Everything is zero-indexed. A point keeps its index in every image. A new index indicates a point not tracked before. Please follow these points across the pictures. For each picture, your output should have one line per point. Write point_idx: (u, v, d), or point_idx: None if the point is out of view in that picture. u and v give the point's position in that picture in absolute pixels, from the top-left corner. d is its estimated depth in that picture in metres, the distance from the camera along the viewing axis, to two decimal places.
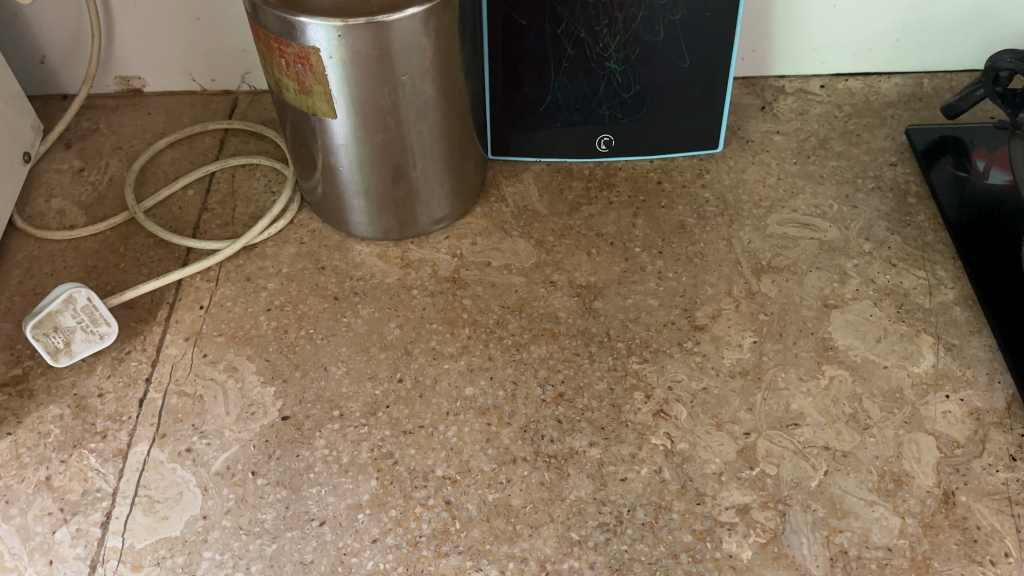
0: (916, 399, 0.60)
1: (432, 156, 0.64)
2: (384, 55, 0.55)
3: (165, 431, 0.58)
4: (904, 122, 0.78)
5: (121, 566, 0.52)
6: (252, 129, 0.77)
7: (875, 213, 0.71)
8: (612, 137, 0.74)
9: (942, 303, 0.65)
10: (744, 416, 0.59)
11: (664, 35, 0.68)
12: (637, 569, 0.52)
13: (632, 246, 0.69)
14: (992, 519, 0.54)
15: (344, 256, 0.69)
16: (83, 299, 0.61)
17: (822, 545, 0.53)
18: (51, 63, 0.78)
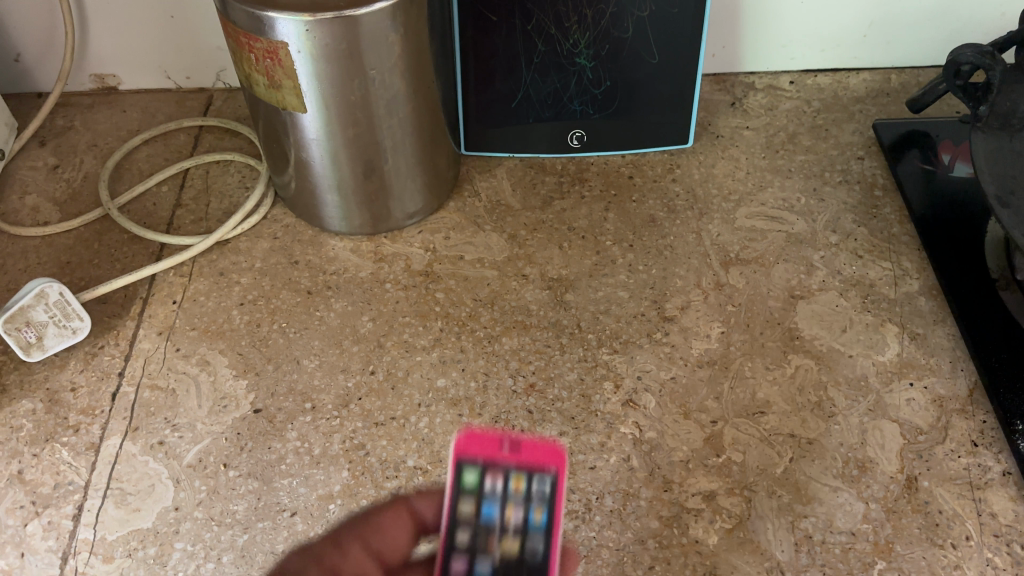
0: (881, 387, 0.61)
1: (404, 151, 0.65)
2: (353, 50, 0.55)
3: (137, 424, 0.58)
4: (872, 117, 0.79)
5: (92, 558, 0.52)
6: (227, 126, 0.78)
7: (842, 206, 0.73)
8: (583, 133, 0.75)
9: (907, 293, 0.66)
10: (712, 404, 0.60)
11: (633, 31, 0.69)
12: (605, 555, 0.53)
13: (604, 239, 0.70)
14: (953, 503, 0.55)
15: (318, 251, 0.69)
16: (56, 294, 0.61)
17: (787, 530, 0.54)
18: (25, 62, 0.78)
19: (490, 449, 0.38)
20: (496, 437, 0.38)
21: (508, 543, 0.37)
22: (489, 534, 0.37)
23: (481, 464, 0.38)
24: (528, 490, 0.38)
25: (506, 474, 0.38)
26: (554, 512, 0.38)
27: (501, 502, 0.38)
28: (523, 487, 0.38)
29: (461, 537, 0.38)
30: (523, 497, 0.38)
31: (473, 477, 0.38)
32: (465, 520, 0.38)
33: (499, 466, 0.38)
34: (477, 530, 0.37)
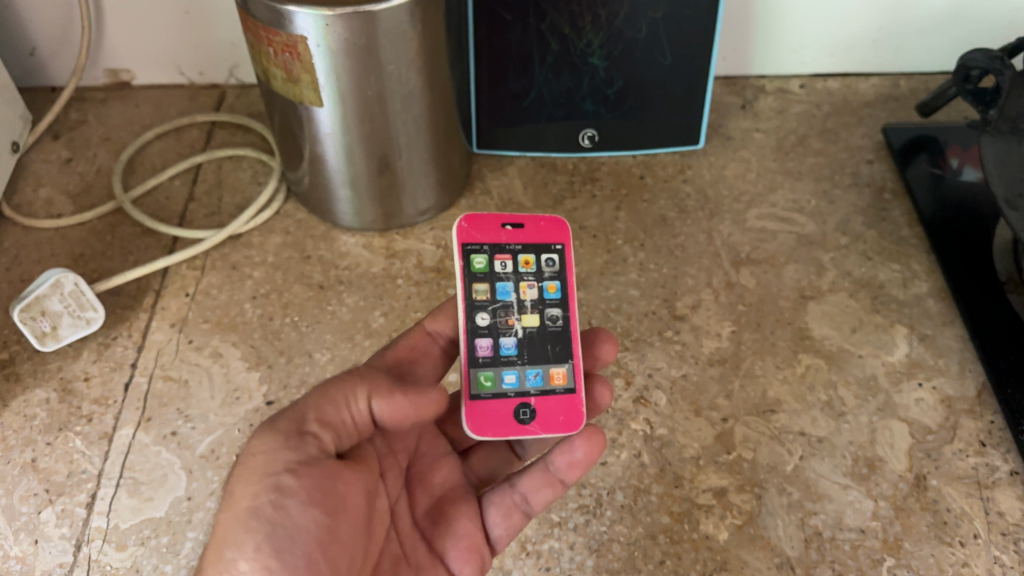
0: (890, 387, 0.61)
1: (418, 147, 0.65)
2: (371, 45, 0.56)
3: (150, 414, 0.59)
4: (881, 121, 0.80)
5: (106, 546, 0.53)
6: (239, 121, 0.78)
7: (852, 209, 0.73)
8: (595, 132, 0.75)
9: (916, 295, 0.67)
10: (723, 402, 0.60)
11: (646, 32, 0.69)
12: (616, 549, 0.53)
13: (615, 238, 0.71)
14: (962, 502, 0.55)
15: (330, 246, 0.70)
16: (71, 284, 0.61)
17: (797, 527, 0.54)
18: (40, 55, 0.79)
19: (494, 234, 0.52)
20: (495, 220, 0.52)
21: (525, 315, 0.51)
22: (508, 309, 0.51)
23: (488, 247, 0.51)
24: (535, 267, 0.52)
25: (512, 253, 0.52)
26: (562, 285, 0.52)
27: (513, 280, 0.51)
28: (532, 268, 0.52)
29: (486, 315, 0.50)
30: (531, 272, 0.52)
31: (483, 260, 0.51)
32: (486, 301, 0.50)
33: (504, 247, 0.52)
34: (497, 307, 0.51)
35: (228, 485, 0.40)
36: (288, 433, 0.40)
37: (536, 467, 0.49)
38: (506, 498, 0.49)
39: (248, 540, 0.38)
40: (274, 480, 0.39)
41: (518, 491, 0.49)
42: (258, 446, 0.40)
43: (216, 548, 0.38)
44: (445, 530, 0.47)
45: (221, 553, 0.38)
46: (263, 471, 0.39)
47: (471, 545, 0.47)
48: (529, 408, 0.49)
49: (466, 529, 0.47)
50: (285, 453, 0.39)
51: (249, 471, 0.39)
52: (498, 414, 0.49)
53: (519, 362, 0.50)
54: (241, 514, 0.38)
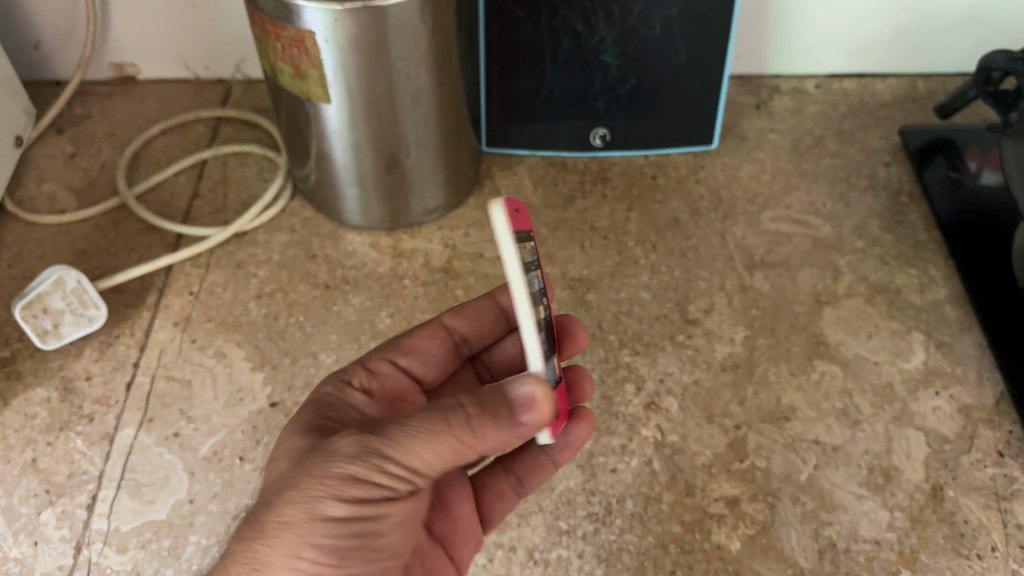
0: (906, 394, 0.60)
1: (427, 145, 0.64)
2: (380, 40, 0.54)
3: (152, 415, 0.58)
4: (898, 123, 0.78)
5: (106, 548, 0.52)
6: (245, 117, 0.77)
7: (868, 212, 0.72)
8: (607, 132, 0.74)
9: (933, 301, 0.65)
10: (736, 409, 0.59)
11: (660, 29, 0.68)
12: (626, 559, 0.52)
13: (626, 239, 0.70)
14: (979, 514, 0.54)
15: (336, 245, 0.69)
16: (73, 281, 0.61)
17: (811, 538, 0.53)
18: (45, 49, 0.78)
19: None
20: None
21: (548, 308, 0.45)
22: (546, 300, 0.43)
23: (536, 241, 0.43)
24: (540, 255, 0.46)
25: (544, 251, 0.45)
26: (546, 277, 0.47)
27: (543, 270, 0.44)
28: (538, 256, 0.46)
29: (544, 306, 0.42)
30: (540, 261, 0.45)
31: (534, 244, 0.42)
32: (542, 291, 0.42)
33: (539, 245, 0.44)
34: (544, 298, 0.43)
35: (303, 498, 0.36)
36: (387, 470, 0.37)
37: (530, 449, 0.50)
38: (501, 483, 0.49)
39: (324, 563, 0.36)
40: (365, 510, 0.37)
41: (513, 474, 0.49)
42: (348, 472, 0.36)
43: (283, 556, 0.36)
44: (445, 514, 0.46)
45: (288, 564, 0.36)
46: (353, 502, 0.36)
47: (469, 531, 0.46)
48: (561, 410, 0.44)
49: (465, 515, 0.46)
50: (376, 488, 0.37)
51: (337, 499, 0.36)
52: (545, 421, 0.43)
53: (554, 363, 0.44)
54: (318, 533, 0.36)
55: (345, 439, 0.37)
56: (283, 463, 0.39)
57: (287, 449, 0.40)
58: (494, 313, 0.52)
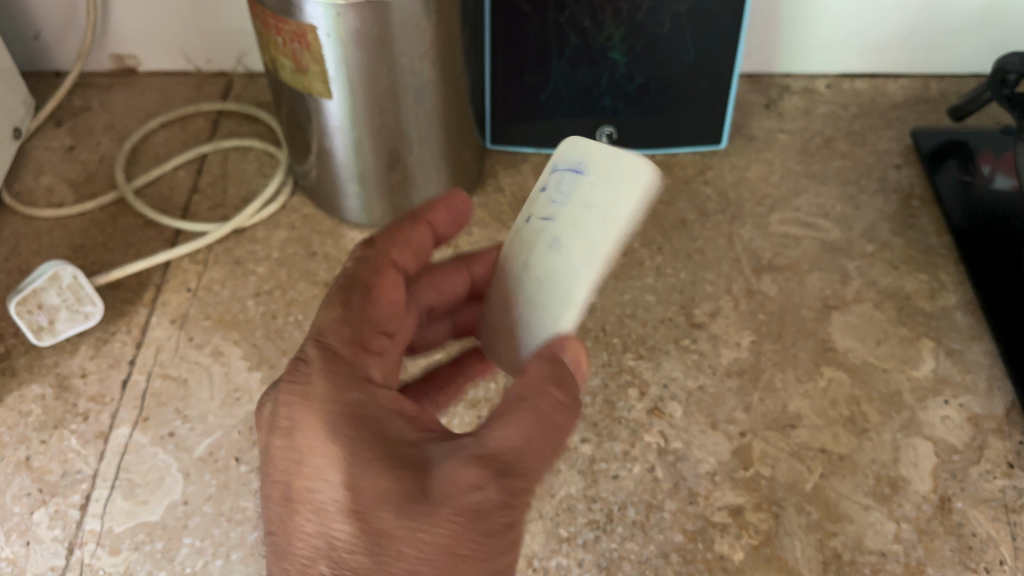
0: (915, 403, 0.59)
1: (430, 143, 0.63)
2: (384, 36, 0.53)
3: (148, 414, 0.57)
4: (910, 124, 0.77)
5: (99, 550, 0.51)
6: (246, 111, 0.76)
7: (878, 215, 0.70)
8: (613, 130, 0.72)
9: (944, 307, 0.64)
10: (740, 416, 0.58)
11: (669, 27, 0.66)
12: (626, 568, 0.51)
13: (631, 240, 0.68)
14: (988, 526, 0.53)
15: (337, 243, 0.68)
16: (69, 277, 0.60)
17: (815, 549, 0.52)
18: (44, 39, 0.77)
19: None
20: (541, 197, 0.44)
21: None
22: None
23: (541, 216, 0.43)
24: None
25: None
26: None
27: None
28: None
29: None
30: None
31: None
32: None
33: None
34: None
35: (443, 556, 0.32)
36: (525, 500, 0.34)
37: None
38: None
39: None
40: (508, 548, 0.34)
41: None
42: (503, 508, 0.33)
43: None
44: None
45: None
46: (497, 545, 0.33)
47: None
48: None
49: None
50: (514, 525, 0.34)
51: (482, 550, 0.33)
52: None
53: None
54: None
55: (469, 479, 0.32)
56: (383, 514, 0.32)
57: (368, 496, 0.32)
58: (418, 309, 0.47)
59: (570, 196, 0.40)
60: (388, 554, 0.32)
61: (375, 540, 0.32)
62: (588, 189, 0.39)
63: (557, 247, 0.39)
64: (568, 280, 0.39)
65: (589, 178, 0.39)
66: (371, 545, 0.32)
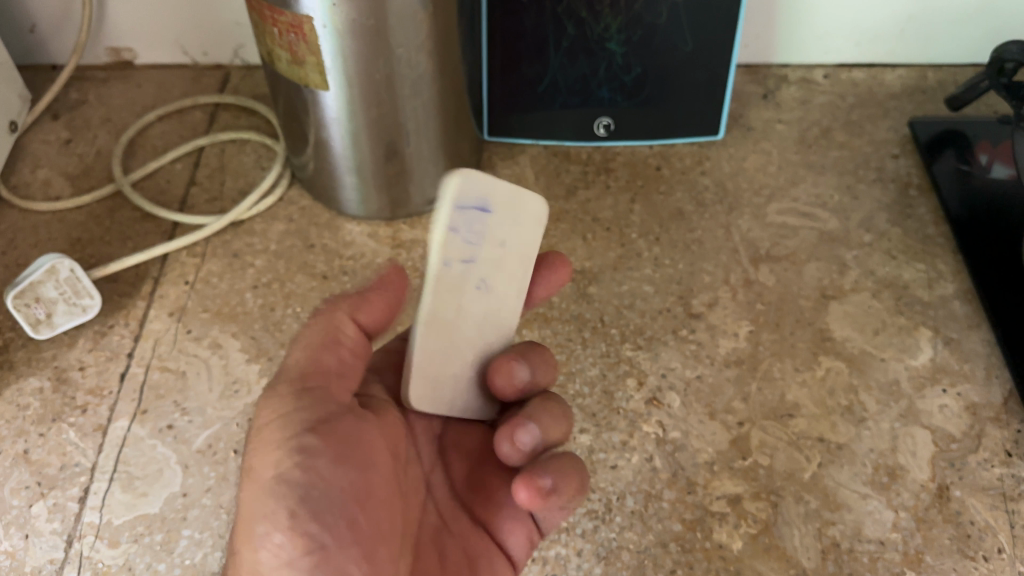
0: (913, 392, 0.59)
1: (427, 135, 0.63)
2: (380, 27, 0.53)
3: (146, 406, 0.57)
4: (907, 114, 0.77)
5: (97, 542, 0.51)
6: (243, 104, 0.76)
7: (876, 205, 0.70)
8: (611, 121, 0.72)
9: (942, 297, 0.64)
10: (739, 405, 0.58)
11: (667, 17, 0.66)
12: (625, 558, 0.51)
13: (629, 231, 0.68)
14: (986, 514, 0.53)
15: (335, 235, 0.67)
16: (66, 270, 0.60)
17: (814, 538, 0.52)
18: (40, 32, 0.77)
19: None
20: None
21: None
22: None
23: None
24: None
25: None
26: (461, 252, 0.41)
27: None
28: None
29: None
30: None
31: None
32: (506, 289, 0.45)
33: None
34: None
35: (249, 477, 0.39)
36: (302, 405, 0.39)
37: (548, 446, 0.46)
38: None
39: (275, 520, 0.37)
40: (302, 449, 0.38)
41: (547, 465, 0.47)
42: (266, 420, 0.39)
43: (245, 539, 0.38)
44: (488, 502, 0.45)
45: (250, 543, 0.38)
46: (281, 447, 0.38)
47: (515, 518, 0.45)
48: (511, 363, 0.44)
49: (506, 498, 0.45)
50: (298, 427, 0.39)
51: (266, 452, 0.39)
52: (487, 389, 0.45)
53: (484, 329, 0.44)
54: (265, 493, 0.38)
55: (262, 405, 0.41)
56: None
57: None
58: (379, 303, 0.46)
59: (484, 235, 0.40)
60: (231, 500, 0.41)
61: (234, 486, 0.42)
62: (529, 240, 0.41)
63: (483, 288, 0.41)
64: (500, 326, 0.43)
65: (497, 216, 0.40)
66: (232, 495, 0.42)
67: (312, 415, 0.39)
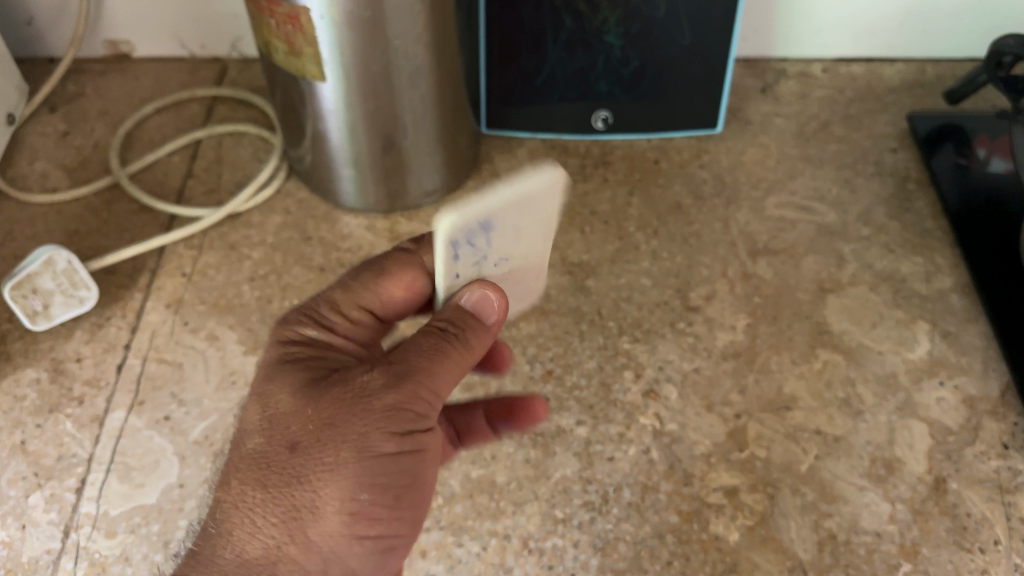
0: (910, 384, 0.59)
1: (424, 127, 0.63)
2: (378, 18, 0.53)
3: (143, 398, 0.57)
4: (906, 108, 0.77)
5: (94, 533, 0.51)
6: (240, 96, 0.76)
7: (874, 198, 0.70)
8: (609, 115, 0.72)
9: (939, 290, 0.64)
10: (736, 398, 0.58)
11: (665, 10, 0.66)
12: (621, 549, 0.51)
13: (627, 225, 0.68)
14: (982, 507, 0.53)
15: (332, 227, 0.67)
16: (64, 262, 0.60)
17: (811, 529, 0.52)
18: (38, 26, 0.76)
19: None
20: None
21: None
22: None
23: None
24: None
25: None
26: None
27: None
28: None
29: None
30: None
31: None
32: None
33: None
34: None
35: (357, 440, 0.36)
36: (428, 404, 0.38)
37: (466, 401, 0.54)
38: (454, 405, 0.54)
39: (374, 509, 0.37)
40: (419, 440, 0.38)
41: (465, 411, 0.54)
42: (392, 398, 0.37)
43: (335, 502, 0.36)
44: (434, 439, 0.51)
45: (341, 510, 0.36)
46: (404, 433, 0.37)
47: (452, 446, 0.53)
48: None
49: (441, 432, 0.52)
50: (422, 419, 0.38)
51: (388, 436, 0.37)
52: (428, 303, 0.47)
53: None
54: (373, 479, 0.37)
55: (373, 371, 0.38)
56: (294, 405, 0.37)
57: (282, 395, 0.38)
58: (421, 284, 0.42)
59: (492, 241, 0.38)
60: (300, 445, 0.36)
61: (285, 426, 0.37)
62: (551, 205, 0.38)
63: (502, 265, 0.41)
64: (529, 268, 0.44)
65: (501, 220, 0.37)
66: (284, 434, 0.37)
67: (430, 408, 0.38)
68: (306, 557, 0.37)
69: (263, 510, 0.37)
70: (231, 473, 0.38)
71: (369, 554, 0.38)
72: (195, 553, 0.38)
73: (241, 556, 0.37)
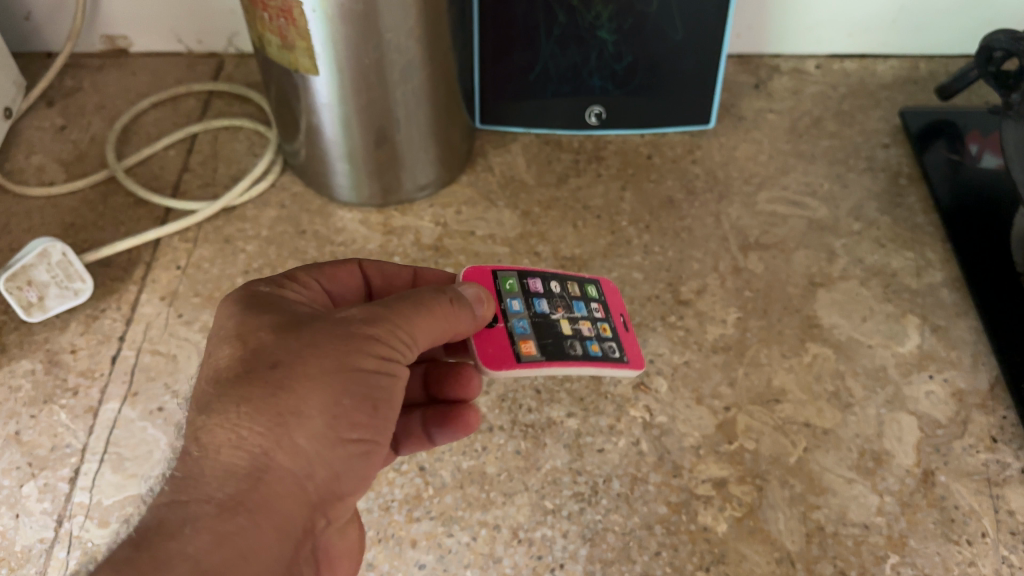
0: (899, 378, 0.59)
1: (417, 121, 0.63)
2: (370, 11, 0.53)
3: (137, 389, 0.57)
4: (899, 104, 0.77)
5: (87, 522, 0.51)
6: (236, 91, 0.76)
7: (866, 194, 0.71)
8: (602, 110, 0.73)
9: (930, 284, 0.64)
10: (726, 390, 0.58)
11: (657, 5, 0.66)
12: (610, 539, 0.52)
13: (619, 219, 0.69)
14: (970, 499, 0.53)
15: (326, 221, 0.68)
16: (58, 254, 0.61)
17: (799, 521, 0.53)
18: (35, 20, 0.77)
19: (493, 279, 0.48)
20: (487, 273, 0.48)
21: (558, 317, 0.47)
22: (565, 307, 0.48)
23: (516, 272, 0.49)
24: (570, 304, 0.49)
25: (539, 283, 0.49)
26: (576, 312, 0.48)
27: (573, 300, 0.49)
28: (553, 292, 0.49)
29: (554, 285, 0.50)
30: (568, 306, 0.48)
31: (512, 280, 0.49)
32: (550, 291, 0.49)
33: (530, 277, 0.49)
34: (562, 304, 0.48)
35: (342, 352, 0.38)
36: (405, 336, 0.40)
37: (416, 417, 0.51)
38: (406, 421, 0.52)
39: (356, 418, 0.38)
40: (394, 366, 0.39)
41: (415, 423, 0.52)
42: (371, 323, 0.39)
43: (320, 409, 0.37)
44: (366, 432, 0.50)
45: (326, 417, 0.37)
46: (383, 353, 0.39)
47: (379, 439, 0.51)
48: (537, 276, 0.49)
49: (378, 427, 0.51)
50: (400, 346, 0.40)
51: (367, 353, 0.38)
52: (498, 338, 0.45)
53: (570, 293, 0.50)
54: (355, 387, 0.38)
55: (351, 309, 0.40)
56: (274, 332, 0.38)
57: (260, 328, 0.38)
58: (356, 278, 0.47)
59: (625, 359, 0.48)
60: (281, 358, 0.37)
61: (265, 350, 0.37)
62: None
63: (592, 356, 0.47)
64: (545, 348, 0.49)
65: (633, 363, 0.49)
66: (263, 354, 0.37)
67: (407, 341, 0.40)
68: (293, 463, 0.36)
69: (250, 422, 0.36)
70: (215, 398, 0.36)
71: (352, 467, 0.38)
72: (182, 473, 0.36)
73: (222, 469, 0.35)
